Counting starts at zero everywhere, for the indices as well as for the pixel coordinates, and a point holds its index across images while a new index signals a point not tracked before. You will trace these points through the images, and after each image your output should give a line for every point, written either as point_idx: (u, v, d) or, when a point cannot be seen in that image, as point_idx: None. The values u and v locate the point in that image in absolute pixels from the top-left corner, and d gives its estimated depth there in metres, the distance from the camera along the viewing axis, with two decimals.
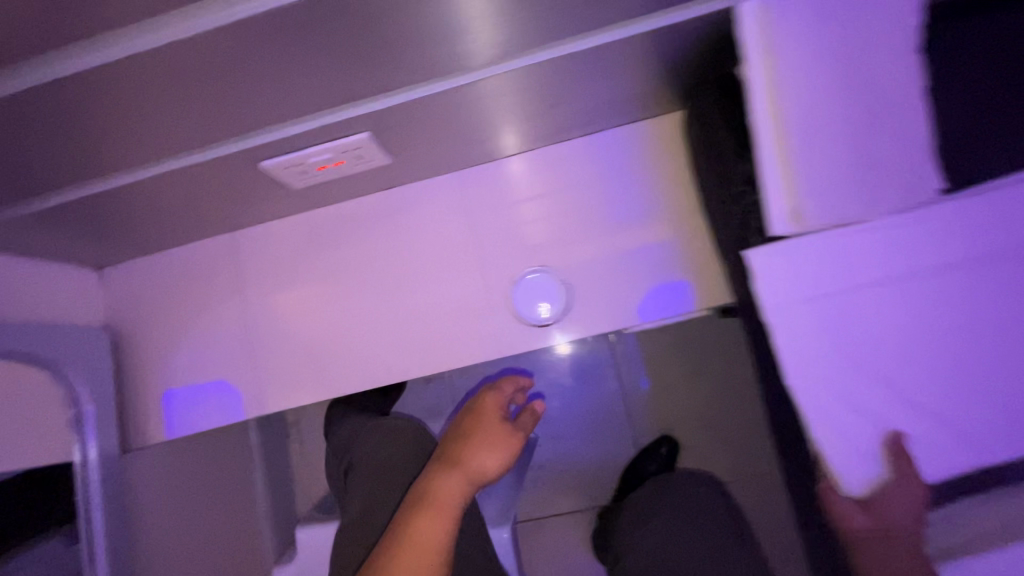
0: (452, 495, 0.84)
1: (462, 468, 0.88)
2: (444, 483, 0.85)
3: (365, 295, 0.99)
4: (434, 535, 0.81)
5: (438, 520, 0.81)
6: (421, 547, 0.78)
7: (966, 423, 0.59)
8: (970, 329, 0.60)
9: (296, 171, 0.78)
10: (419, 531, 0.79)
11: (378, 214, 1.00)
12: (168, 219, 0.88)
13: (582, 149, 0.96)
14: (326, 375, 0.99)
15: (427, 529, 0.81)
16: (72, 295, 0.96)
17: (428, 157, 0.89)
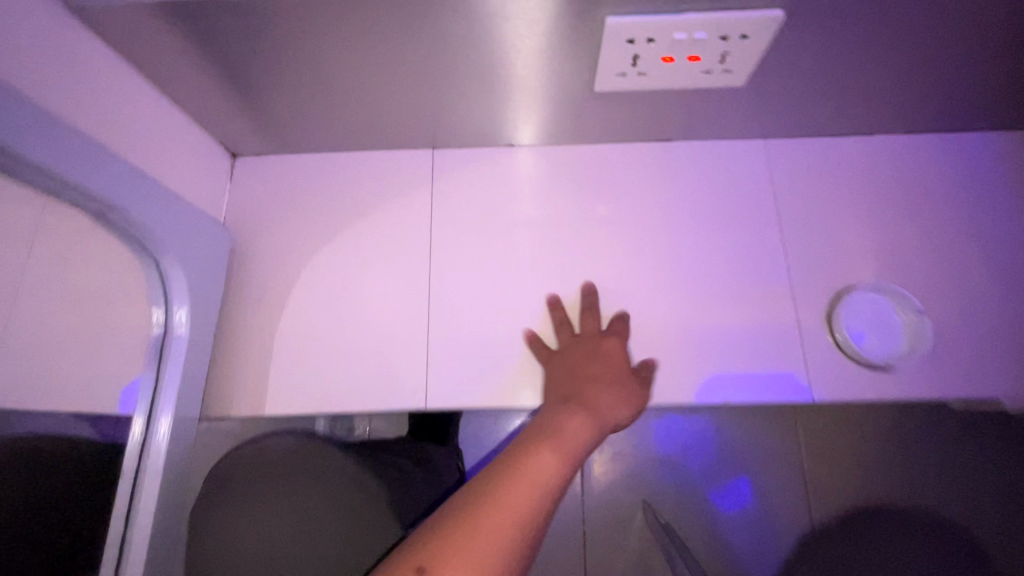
0: (577, 436, 0.49)
1: (585, 403, 0.53)
2: (574, 423, 0.51)
3: (598, 275, 0.68)
4: (543, 481, 0.44)
5: (543, 472, 0.45)
6: (511, 492, 0.42)
7: None
8: None
9: (630, 52, 0.52)
10: (528, 477, 0.44)
11: (638, 171, 0.72)
12: (385, 93, 0.61)
13: (938, 149, 0.70)
14: (521, 377, 0.64)
15: (538, 469, 0.45)
16: (198, 171, 0.67)
17: (762, 103, 0.63)
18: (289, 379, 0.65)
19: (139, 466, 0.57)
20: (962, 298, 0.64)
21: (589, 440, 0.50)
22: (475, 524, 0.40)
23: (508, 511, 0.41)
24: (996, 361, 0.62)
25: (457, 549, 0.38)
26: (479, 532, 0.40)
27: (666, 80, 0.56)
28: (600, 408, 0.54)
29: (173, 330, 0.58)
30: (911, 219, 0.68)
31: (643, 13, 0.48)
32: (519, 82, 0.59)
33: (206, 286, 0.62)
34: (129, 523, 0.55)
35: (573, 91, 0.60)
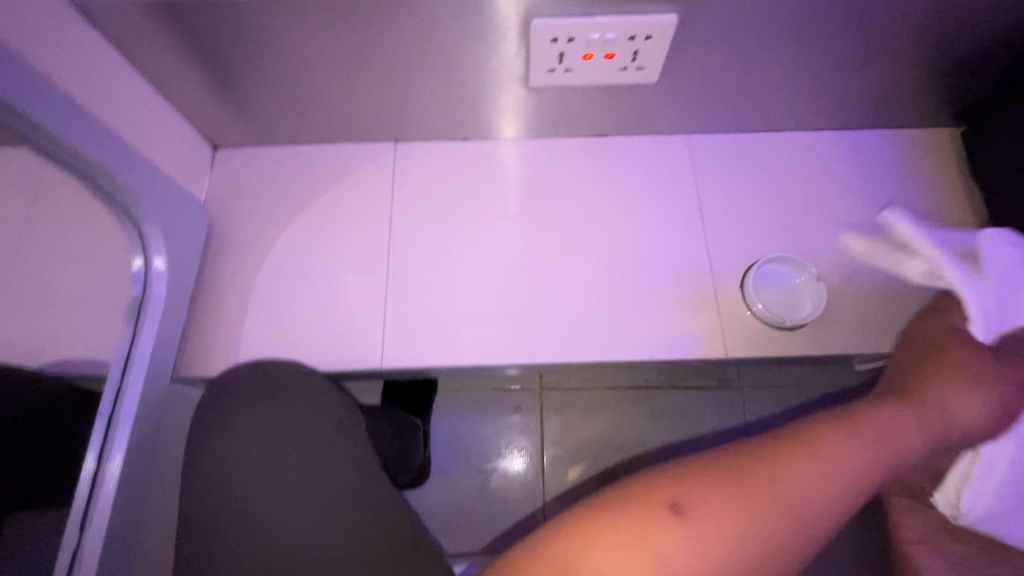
0: (837, 467, 0.47)
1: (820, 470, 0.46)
2: (830, 443, 0.48)
3: (542, 250, 0.76)
4: (846, 461, 0.47)
5: (804, 470, 0.46)
6: (757, 475, 0.45)
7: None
8: None
9: (554, 50, 0.62)
10: (800, 473, 0.45)
11: (578, 160, 0.80)
12: (350, 89, 0.70)
13: (838, 142, 0.80)
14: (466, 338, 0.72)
15: (841, 452, 0.48)
16: (182, 158, 0.75)
17: (678, 101, 0.73)
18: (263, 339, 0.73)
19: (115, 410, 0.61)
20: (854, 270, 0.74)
21: (887, 452, 0.50)
22: (761, 470, 0.45)
23: (728, 501, 0.43)
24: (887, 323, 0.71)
25: (709, 489, 0.43)
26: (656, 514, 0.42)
27: (589, 77, 0.66)
28: (830, 474, 0.47)
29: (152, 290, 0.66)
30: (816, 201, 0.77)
31: (560, 16, 0.58)
32: (466, 78, 0.68)
33: (183, 256, 0.69)
34: (102, 458, 0.59)
35: (514, 86, 0.70)
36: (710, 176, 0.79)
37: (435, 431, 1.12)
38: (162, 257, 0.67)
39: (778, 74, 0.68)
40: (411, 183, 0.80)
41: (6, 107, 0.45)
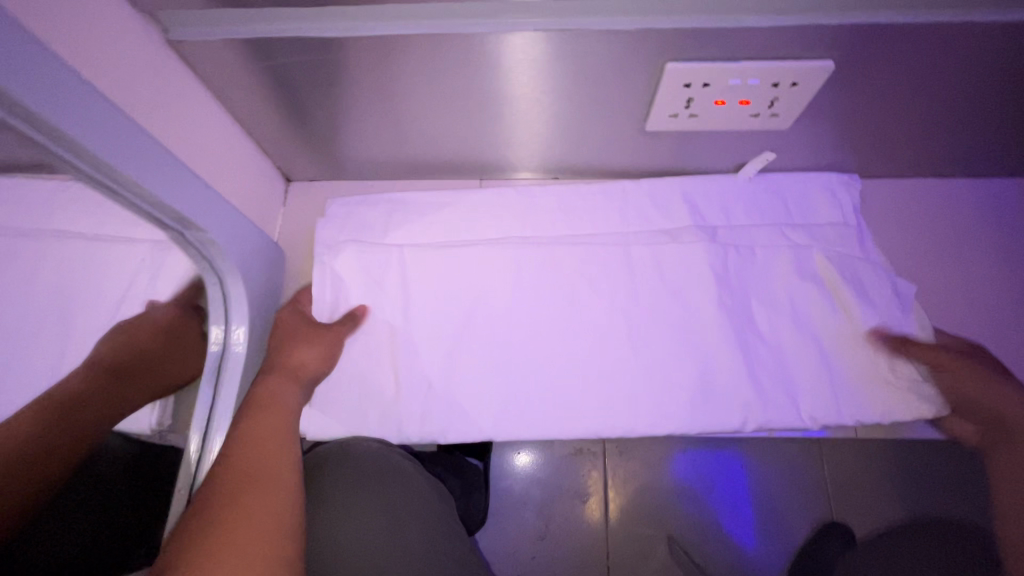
0: (292, 407, 0.59)
1: (275, 400, 0.58)
2: (283, 388, 0.59)
3: (658, 303, 0.65)
4: (272, 457, 0.52)
5: (283, 453, 0.53)
6: (272, 450, 0.53)
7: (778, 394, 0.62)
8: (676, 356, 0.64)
9: (679, 96, 0.56)
10: (266, 453, 0.53)
11: (701, 194, 0.69)
12: (443, 128, 0.65)
13: (954, 195, 0.75)
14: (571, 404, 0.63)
15: (258, 428, 0.54)
16: (257, 195, 0.70)
17: (796, 149, 0.66)
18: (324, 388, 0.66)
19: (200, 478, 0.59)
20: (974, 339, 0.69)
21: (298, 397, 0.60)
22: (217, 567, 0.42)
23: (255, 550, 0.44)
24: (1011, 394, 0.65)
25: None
26: (245, 499, 0.47)
27: (712, 124, 0.60)
28: (279, 394, 0.58)
29: (231, 351, 0.61)
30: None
31: (700, 60, 0.51)
32: (572, 120, 0.62)
33: (260, 306, 0.65)
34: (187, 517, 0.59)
35: (623, 129, 0.63)
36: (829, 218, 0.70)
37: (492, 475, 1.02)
38: (243, 324, 0.61)
39: (922, 124, 0.61)
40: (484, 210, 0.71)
41: (92, 160, 0.40)
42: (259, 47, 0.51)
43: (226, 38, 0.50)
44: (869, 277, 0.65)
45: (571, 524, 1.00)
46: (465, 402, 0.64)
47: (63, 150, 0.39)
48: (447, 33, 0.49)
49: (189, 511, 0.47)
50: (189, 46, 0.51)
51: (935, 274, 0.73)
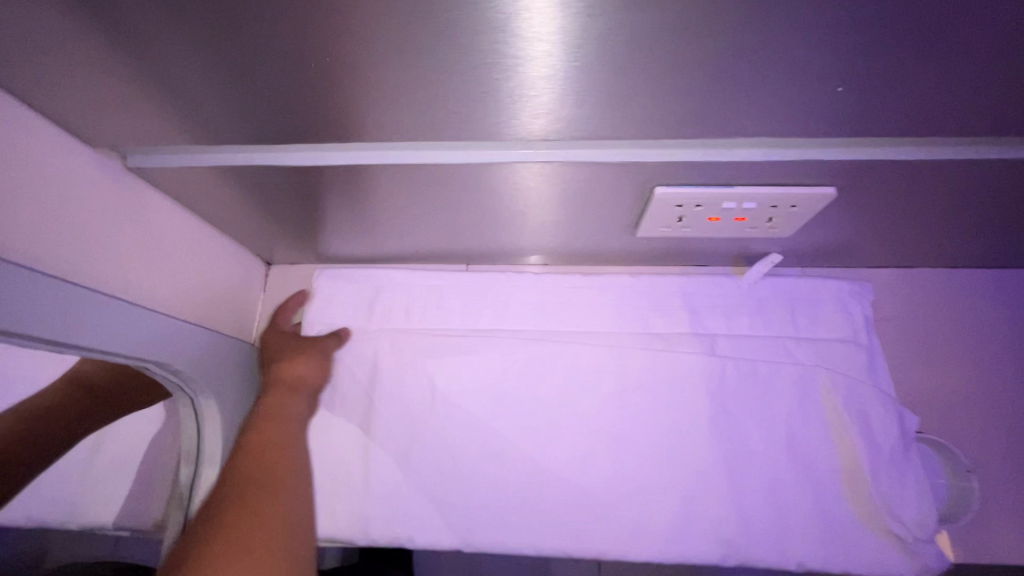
0: (296, 417, 0.61)
1: (287, 413, 0.60)
2: (294, 400, 0.61)
3: (648, 409, 0.63)
4: (264, 470, 0.55)
5: (281, 467, 0.56)
6: (269, 461, 0.56)
7: (775, 520, 0.58)
8: (660, 477, 0.60)
9: (672, 211, 0.52)
10: (265, 460, 0.56)
11: (702, 297, 0.66)
12: (423, 223, 0.61)
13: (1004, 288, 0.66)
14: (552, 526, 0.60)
15: (259, 441, 0.56)
16: (235, 287, 0.67)
17: (802, 245, 0.62)
18: None
19: None
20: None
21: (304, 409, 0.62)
22: None
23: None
24: None
25: None
26: (257, 506, 0.51)
27: (709, 233, 0.56)
28: (290, 410, 0.60)
29: (203, 471, 0.58)
30: (979, 367, 0.62)
31: (690, 184, 0.48)
32: (560, 218, 0.58)
33: (237, 413, 0.62)
34: None
35: (613, 228, 0.60)
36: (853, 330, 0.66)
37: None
38: (217, 439, 0.58)
39: (937, 229, 0.56)
40: (474, 312, 0.68)
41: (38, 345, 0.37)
42: (224, 170, 0.47)
43: (189, 164, 0.47)
44: (868, 402, 0.60)
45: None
46: (440, 522, 0.61)
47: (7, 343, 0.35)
48: (417, 162, 0.45)
49: (198, 519, 0.50)
50: (151, 168, 0.48)
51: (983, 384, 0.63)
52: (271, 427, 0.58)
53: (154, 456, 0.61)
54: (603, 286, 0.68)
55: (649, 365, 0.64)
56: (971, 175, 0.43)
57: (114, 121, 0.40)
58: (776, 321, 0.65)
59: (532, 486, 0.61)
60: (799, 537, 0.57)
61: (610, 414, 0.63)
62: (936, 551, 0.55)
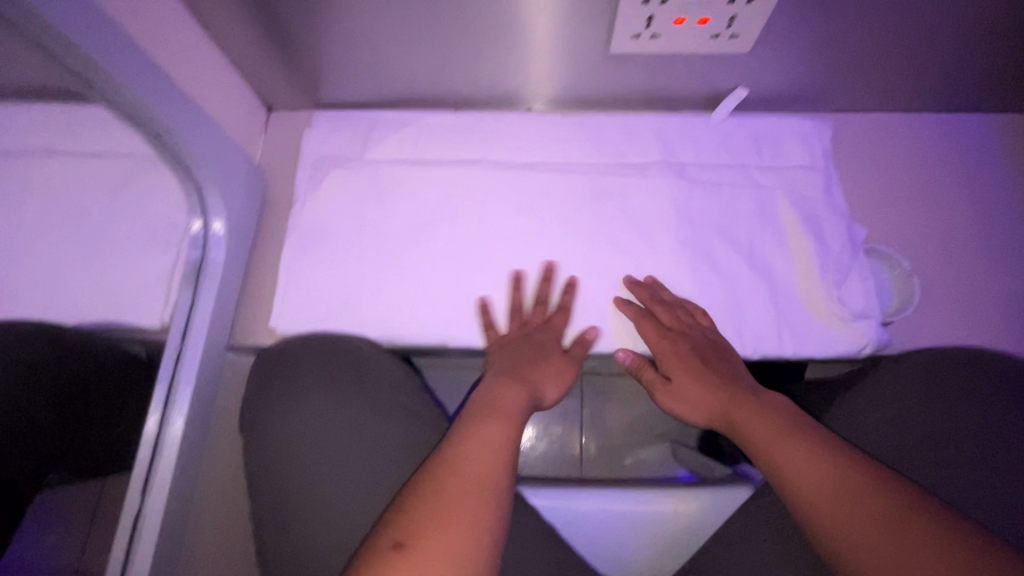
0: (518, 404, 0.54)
1: (528, 377, 0.59)
2: (510, 394, 0.55)
3: (620, 226, 0.68)
4: (481, 447, 0.47)
5: (497, 451, 0.48)
6: (491, 458, 0.47)
7: (730, 314, 0.65)
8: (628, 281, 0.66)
9: (640, 13, 0.57)
10: (483, 445, 0.48)
11: (673, 131, 0.72)
12: (418, 51, 0.66)
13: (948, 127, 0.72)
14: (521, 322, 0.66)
15: (486, 434, 0.49)
16: (237, 116, 0.71)
17: (765, 76, 0.67)
18: (296, 303, 0.68)
19: (183, 371, 0.62)
20: (959, 276, 0.67)
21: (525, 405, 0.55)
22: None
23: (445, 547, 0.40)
24: (964, 321, 0.66)
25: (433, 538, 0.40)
26: (472, 488, 0.44)
27: (675, 44, 0.61)
28: (535, 381, 0.59)
29: (211, 255, 0.63)
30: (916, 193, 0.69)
31: None
32: (544, 41, 0.63)
33: (241, 225, 0.67)
34: (165, 413, 0.62)
35: (591, 54, 0.64)
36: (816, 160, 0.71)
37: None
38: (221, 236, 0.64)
39: (889, 44, 0.61)
40: (461, 148, 0.73)
41: (71, 52, 0.43)
42: None
43: None
44: (822, 215, 0.67)
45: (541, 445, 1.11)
46: (427, 323, 0.67)
47: (60, 44, 0.42)
48: None
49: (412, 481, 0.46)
50: None
51: (921, 208, 0.70)
52: (504, 406, 0.53)
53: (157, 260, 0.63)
54: (582, 124, 0.73)
55: (622, 190, 0.69)
56: None
57: None
58: (740, 151, 0.70)
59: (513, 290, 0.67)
60: (751, 328, 0.64)
61: (585, 231, 0.68)
62: (875, 330, 0.62)
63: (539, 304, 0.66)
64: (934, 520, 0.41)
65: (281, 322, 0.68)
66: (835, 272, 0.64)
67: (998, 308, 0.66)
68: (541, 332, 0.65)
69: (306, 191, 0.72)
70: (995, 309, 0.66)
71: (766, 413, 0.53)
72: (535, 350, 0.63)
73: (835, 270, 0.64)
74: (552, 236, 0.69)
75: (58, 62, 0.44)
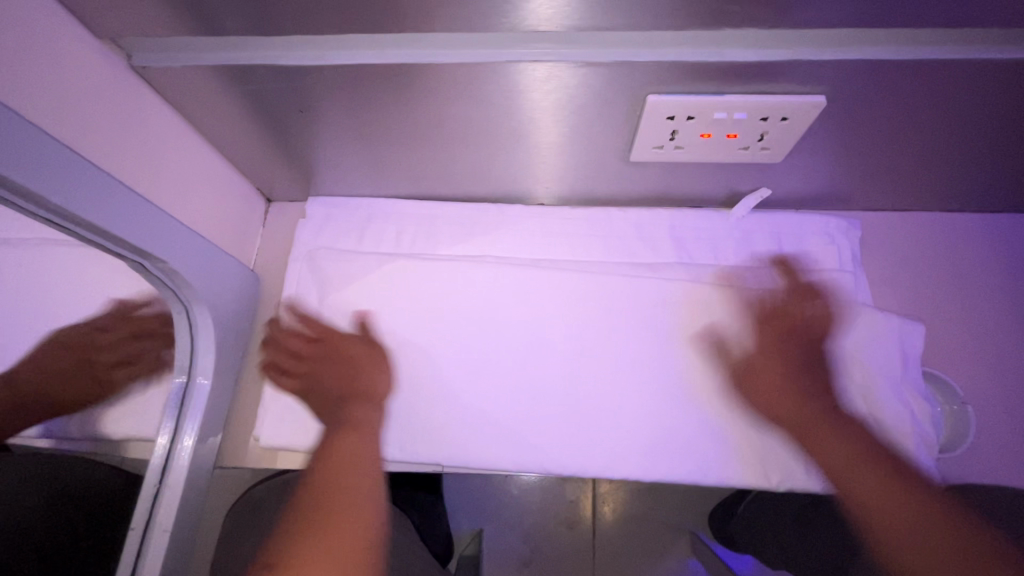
0: (377, 425, 0.58)
1: (361, 386, 0.60)
2: (364, 408, 0.59)
3: (636, 338, 0.63)
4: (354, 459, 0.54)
5: (366, 467, 0.53)
6: (355, 475, 0.52)
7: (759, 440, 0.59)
8: (645, 401, 0.61)
9: (662, 127, 0.53)
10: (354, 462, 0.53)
11: (691, 231, 0.67)
12: (422, 153, 0.62)
13: (989, 232, 0.66)
14: (529, 445, 0.60)
15: (352, 449, 0.55)
16: (229, 213, 0.67)
17: (795, 180, 0.62)
18: (282, 418, 0.63)
19: (162, 511, 0.56)
20: (1014, 398, 0.61)
21: (378, 418, 0.59)
22: None
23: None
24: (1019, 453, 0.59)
25: None
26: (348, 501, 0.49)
27: (699, 155, 0.56)
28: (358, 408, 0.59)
29: (197, 380, 0.58)
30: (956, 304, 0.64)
31: (682, 93, 0.48)
32: (556, 146, 0.59)
33: (229, 336, 0.62)
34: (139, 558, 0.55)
35: (608, 158, 0.60)
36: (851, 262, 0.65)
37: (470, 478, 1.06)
38: (210, 353, 0.59)
39: (933, 153, 0.56)
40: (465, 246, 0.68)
41: (53, 207, 0.39)
42: (219, 68, 0.49)
43: (187, 62, 0.49)
44: (876, 327, 0.59)
45: (550, 532, 1.04)
46: (425, 443, 0.61)
47: (36, 205, 0.39)
48: (408, 62, 0.46)
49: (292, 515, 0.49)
50: (149, 70, 0.50)
51: (968, 319, 0.64)
52: (368, 430, 0.57)
53: (137, 382, 0.58)
54: (595, 221, 0.68)
55: (638, 297, 0.64)
56: (951, 78, 0.44)
57: (124, 3, 0.42)
58: (765, 254, 0.65)
59: (518, 409, 0.61)
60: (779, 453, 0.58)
61: (599, 341, 0.63)
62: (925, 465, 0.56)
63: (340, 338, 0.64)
64: (958, 525, 0.46)
65: (265, 434, 0.62)
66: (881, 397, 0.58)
67: None
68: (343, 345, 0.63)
69: (300, 292, 0.67)
70: None
71: (825, 417, 0.57)
72: (328, 359, 0.62)
73: (885, 396, 0.57)
74: (563, 347, 0.63)
75: (39, 216, 0.40)
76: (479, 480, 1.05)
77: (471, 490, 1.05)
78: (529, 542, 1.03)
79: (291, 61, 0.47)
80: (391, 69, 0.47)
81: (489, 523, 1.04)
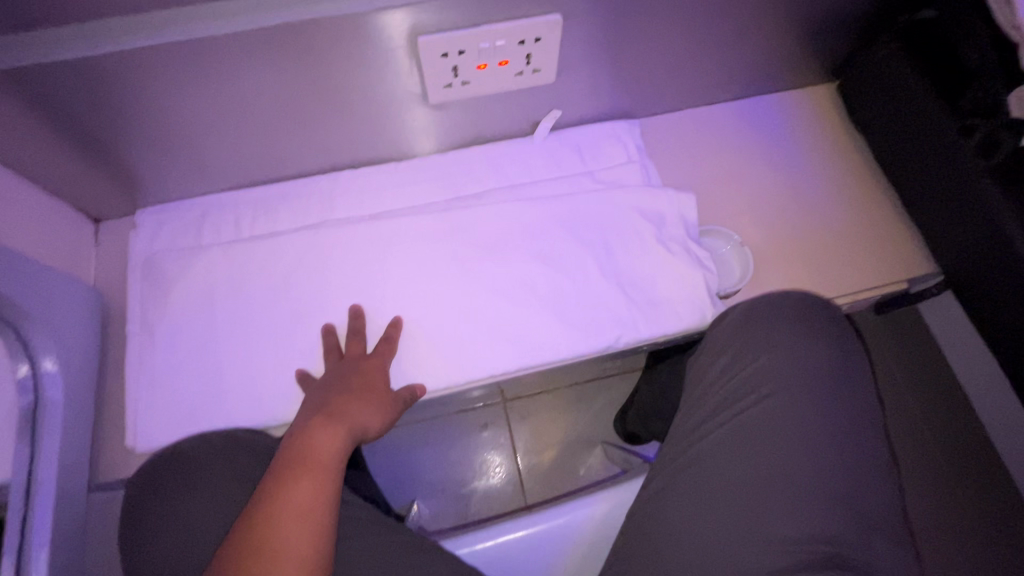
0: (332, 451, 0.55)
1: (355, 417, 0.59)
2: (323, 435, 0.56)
3: (480, 258, 0.70)
4: (298, 496, 0.50)
5: (314, 498, 0.51)
6: (305, 512, 0.49)
7: (595, 310, 0.69)
8: (498, 306, 0.69)
9: (443, 63, 0.60)
10: (302, 498, 0.50)
11: (507, 159, 0.76)
12: (239, 135, 0.65)
13: (738, 113, 0.82)
14: (404, 375, 0.66)
15: (297, 490, 0.50)
16: (48, 236, 0.65)
17: (578, 98, 0.73)
18: (156, 415, 0.63)
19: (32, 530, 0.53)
20: (782, 234, 0.76)
21: (343, 445, 0.56)
22: None
23: None
24: (794, 274, 0.74)
25: None
26: (306, 480, 0.51)
27: (487, 86, 0.65)
28: (354, 418, 0.59)
29: (47, 398, 0.57)
30: (725, 174, 0.79)
31: (447, 29, 0.56)
32: (364, 105, 0.65)
33: (74, 354, 0.60)
34: None
35: (415, 106, 0.67)
36: (641, 155, 0.77)
37: (391, 455, 1.09)
38: (53, 357, 0.57)
39: (671, 55, 0.69)
40: (310, 216, 0.72)
41: None
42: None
43: None
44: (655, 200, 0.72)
45: (476, 480, 1.10)
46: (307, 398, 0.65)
47: None
48: (190, 37, 0.50)
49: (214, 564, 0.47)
50: None
51: (739, 183, 0.78)
52: (312, 460, 0.53)
53: None
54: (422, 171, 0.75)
55: (477, 219, 0.71)
56: None
57: None
58: (568, 165, 0.75)
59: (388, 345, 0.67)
60: (606, 312, 0.69)
61: (451, 264, 0.69)
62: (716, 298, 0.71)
63: (247, 319, 0.66)
64: None
65: (140, 438, 0.62)
66: (671, 251, 0.71)
67: (820, 253, 0.75)
68: (354, 366, 0.63)
69: (143, 297, 0.67)
70: (815, 255, 0.75)
71: None
72: (354, 384, 0.61)
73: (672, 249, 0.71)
74: (420, 281, 0.69)
75: None
76: (402, 454, 1.09)
77: (396, 465, 1.08)
78: (462, 495, 1.09)
79: (66, 54, 0.48)
80: (178, 47, 0.50)
81: (417, 490, 1.08)
